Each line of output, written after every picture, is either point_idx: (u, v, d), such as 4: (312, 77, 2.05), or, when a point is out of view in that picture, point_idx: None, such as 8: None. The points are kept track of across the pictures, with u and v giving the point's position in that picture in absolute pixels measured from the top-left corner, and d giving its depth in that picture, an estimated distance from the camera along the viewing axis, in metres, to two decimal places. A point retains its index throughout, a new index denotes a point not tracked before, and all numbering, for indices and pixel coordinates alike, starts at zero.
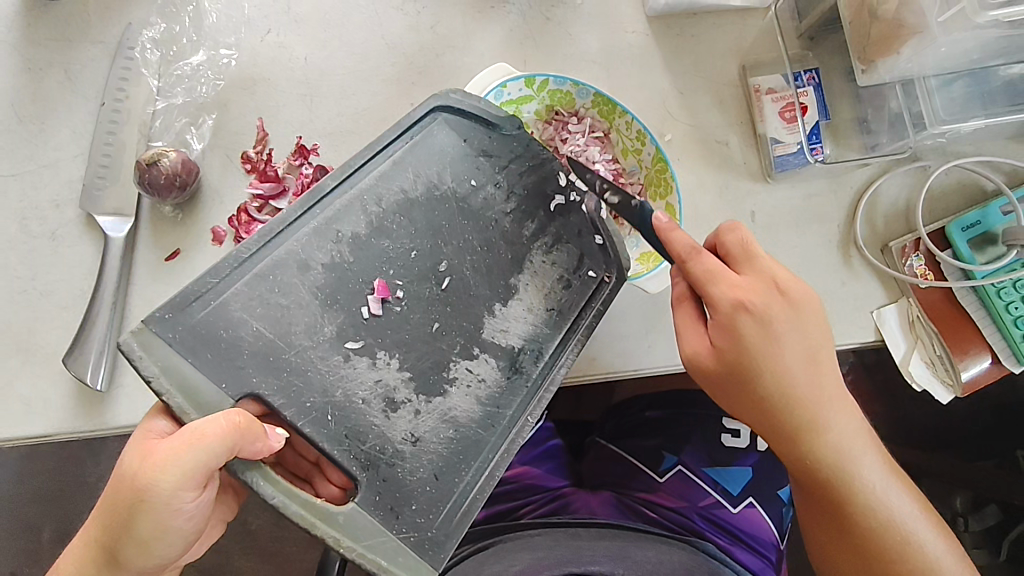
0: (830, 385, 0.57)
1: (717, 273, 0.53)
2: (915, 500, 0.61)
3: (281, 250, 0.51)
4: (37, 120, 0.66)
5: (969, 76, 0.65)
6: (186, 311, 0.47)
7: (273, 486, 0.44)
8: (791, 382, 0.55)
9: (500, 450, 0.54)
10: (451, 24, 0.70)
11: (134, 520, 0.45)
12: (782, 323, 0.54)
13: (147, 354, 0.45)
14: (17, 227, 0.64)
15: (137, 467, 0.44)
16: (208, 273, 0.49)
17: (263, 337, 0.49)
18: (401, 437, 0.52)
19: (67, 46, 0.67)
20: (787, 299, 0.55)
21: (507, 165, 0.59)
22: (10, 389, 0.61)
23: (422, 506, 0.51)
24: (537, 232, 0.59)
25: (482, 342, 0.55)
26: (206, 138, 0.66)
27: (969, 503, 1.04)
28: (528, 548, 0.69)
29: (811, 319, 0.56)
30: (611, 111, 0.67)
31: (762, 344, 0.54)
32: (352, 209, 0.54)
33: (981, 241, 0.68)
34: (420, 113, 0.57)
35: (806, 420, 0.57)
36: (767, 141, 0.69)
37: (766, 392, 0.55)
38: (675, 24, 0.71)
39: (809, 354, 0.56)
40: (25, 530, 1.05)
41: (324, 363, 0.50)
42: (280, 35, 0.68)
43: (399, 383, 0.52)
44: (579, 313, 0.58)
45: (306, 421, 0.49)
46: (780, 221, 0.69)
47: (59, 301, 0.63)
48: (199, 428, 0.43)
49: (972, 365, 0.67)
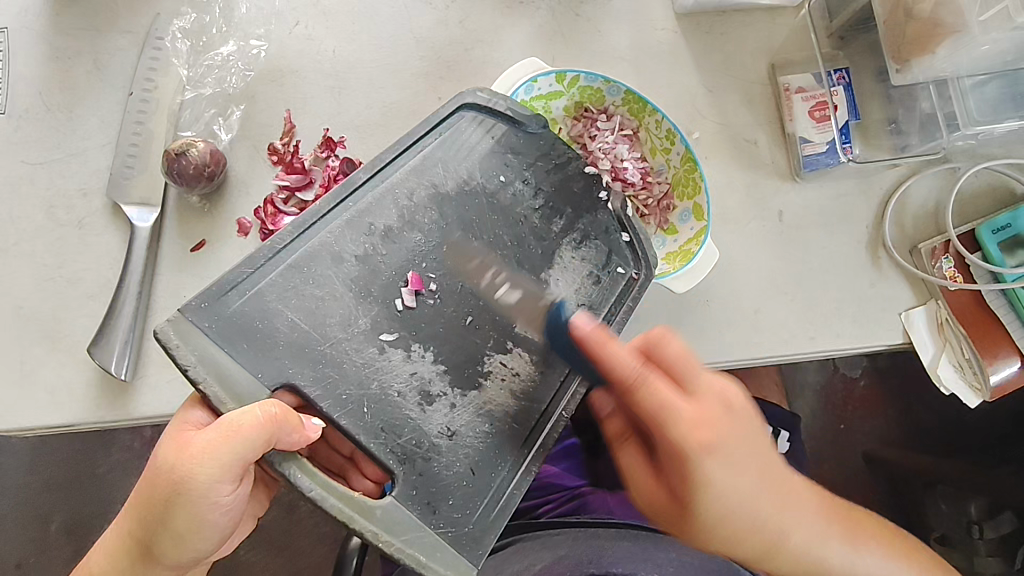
0: (782, 490, 0.54)
1: (670, 408, 0.48)
2: (881, 546, 0.61)
3: (315, 242, 0.51)
4: (65, 109, 0.65)
5: (1003, 78, 0.65)
6: (222, 301, 0.47)
7: (310, 478, 0.44)
8: (753, 507, 0.52)
9: (535, 446, 0.53)
10: (479, 19, 0.69)
11: (170, 512, 0.44)
12: (735, 449, 0.50)
13: (183, 343, 0.45)
14: (45, 215, 0.64)
15: (173, 460, 0.44)
16: (243, 263, 0.49)
17: (298, 328, 0.49)
18: (437, 431, 0.51)
19: (97, 35, 0.67)
20: (732, 414, 0.50)
21: (534, 162, 0.58)
22: (36, 377, 0.61)
23: (458, 501, 0.50)
24: (566, 227, 0.58)
25: (516, 336, 0.54)
26: (233, 129, 0.66)
27: (985, 509, 0.96)
28: (551, 545, 0.69)
29: (756, 429, 0.52)
30: (641, 110, 0.66)
31: (726, 478, 0.49)
32: (384, 201, 0.54)
33: (1013, 244, 0.67)
34: (449, 109, 0.58)
35: (768, 539, 0.54)
36: (796, 140, 0.68)
37: (731, 523, 0.51)
38: (705, 22, 0.71)
39: (761, 467, 0.52)
40: (36, 521, 1.04)
41: (360, 354, 0.50)
42: (309, 27, 0.68)
43: (434, 376, 0.52)
44: (609, 308, 0.58)
45: (342, 413, 0.48)
46: (808, 221, 0.68)
47: (85, 290, 0.63)
48: (234, 421, 0.42)
49: (1002, 368, 0.66)
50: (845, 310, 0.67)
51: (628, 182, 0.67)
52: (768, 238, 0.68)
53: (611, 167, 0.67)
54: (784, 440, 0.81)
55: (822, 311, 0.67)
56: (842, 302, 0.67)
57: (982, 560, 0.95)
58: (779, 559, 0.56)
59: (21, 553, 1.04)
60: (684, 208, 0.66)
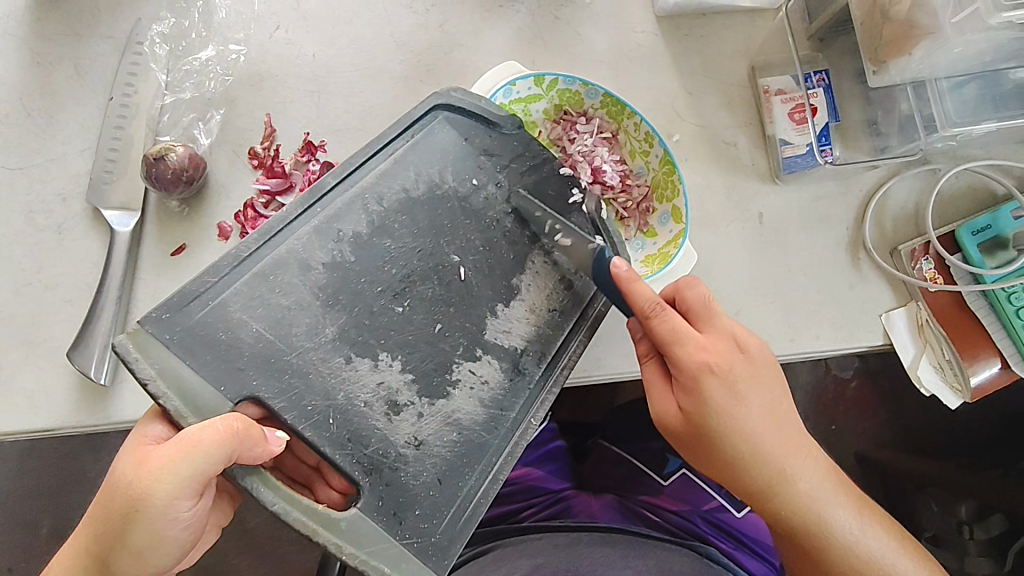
0: (793, 436, 0.58)
1: (679, 334, 0.52)
2: (887, 532, 0.60)
3: (282, 249, 0.51)
4: (45, 114, 0.66)
5: (981, 79, 0.64)
6: (185, 312, 0.47)
7: (273, 492, 0.45)
8: (757, 438, 0.55)
9: (503, 454, 0.53)
10: (459, 22, 0.70)
11: (127, 530, 0.45)
12: (744, 382, 0.54)
13: (142, 355, 0.45)
14: (25, 220, 0.64)
15: (131, 475, 0.44)
16: (206, 272, 0.49)
17: (263, 338, 0.49)
18: (403, 441, 0.51)
19: (77, 41, 0.67)
20: (747, 355, 0.55)
21: (508, 165, 0.59)
22: (14, 381, 0.61)
23: (425, 511, 0.51)
24: (540, 230, 0.58)
25: (485, 343, 0.55)
26: (213, 133, 0.66)
27: (974, 511, 0.99)
28: (531, 553, 0.70)
29: (771, 375, 0.56)
30: (619, 112, 0.66)
31: (728, 400, 0.54)
32: (354, 206, 0.54)
33: (992, 245, 0.68)
34: (423, 110, 0.57)
35: (774, 479, 0.57)
36: (776, 142, 0.69)
37: (730, 449, 0.55)
38: (684, 25, 0.71)
39: (770, 409, 0.56)
40: (24, 526, 1.05)
41: (327, 364, 0.50)
42: (289, 32, 0.68)
43: (402, 385, 0.52)
44: (582, 312, 0.58)
45: (307, 425, 0.49)
46: (788, 224, 0.68)
47: (64, 294, 0.63)
48: (194, 435, 0.42)
49: (981, 370, 0.66)
50: (825, 313, 0.67)
51: (607, 185, 0.67)
52: (747, 241, 0.68)
53: (590, 169, 0.67)
54: None
55: (802, 314, 0.67)
56: (823, 305, 0.67)
57: (972, 561, 0.97)
58: (783, 508, 0.57)
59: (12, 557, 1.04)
60: (663, 210, 0.66)
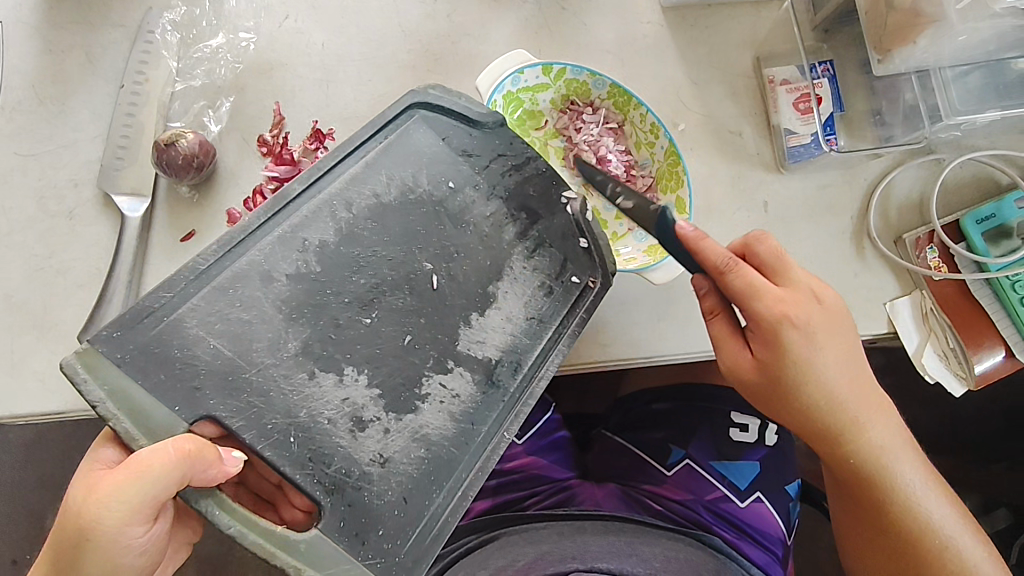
0: (868, 392, 0.59)
1: (756, 288, 0.54)
2: (947, 501, 0.62)
3: (243, 261, 0.51)
4: (57, 101, 0.66)
5: (986, 68, 0.66)
6: (137, 328, 0.47)
7: (229, 515, 0.45)
8: (835, 392, 0.57)
9: (473, 469, 0.54)
10: (467, 12, 0.70)
11: (79, 557, 0.45)
12: (823, 333, 0.56)
13: (91, 376, 0.45)
14: (36, 206, 0.65)
15: (79, 505, 0.44)
16: (160, 289, 0.48)
17: (221, 355, 0.49)
18: (368, 459, 0.51)
19: (89, 29, 0.68)
20: (825, 307, 0.57)
21: (488, 165, 0.59)
22: (25, 365, 0.61)
23: (389, 531, 0.51)
24: (519, 235, 0.59)
25: (457, 355, 0.55)
26: (223, 121, 0.67)
27: (978, 505, 1.01)
28: (536, 541, 0.70)
29: (844, 325, 0.57)
30: (626, 103, 0.67)
31: (806, 354, 0.55)
32: (321, 214, 0.53)
33: (996, 234, 0.68)
34: (398, 110, 0.58)
35: (850, 427, 0.58)
36: (781, 132, 0.69)
37: (806, 395, 0.57)
38: (690, 15, 0.72)
39: (849, 362, 0.57)
40: (31, 517, 1.05)
41: (288, 381, 0.50)
42: (299, 21, 0.69)
43: (368, 401, 0.52)
44: (561, 320, 0.59)
45: (267, 444, 0.49)
46: (792, 212, 0.69)
47: (75, 279, 0.63)
48: (144, 459, 0.43)
49: (986, 358, 0.66)
50: None
51: (611, 174, 0.68)
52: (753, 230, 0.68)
53: (595, 159, 0.68)
54: (772, 432, 0.82)
55: None
56: None
57: None
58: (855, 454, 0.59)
59: (17, 549, 1.04)
60: (667, 200, 0.66)
